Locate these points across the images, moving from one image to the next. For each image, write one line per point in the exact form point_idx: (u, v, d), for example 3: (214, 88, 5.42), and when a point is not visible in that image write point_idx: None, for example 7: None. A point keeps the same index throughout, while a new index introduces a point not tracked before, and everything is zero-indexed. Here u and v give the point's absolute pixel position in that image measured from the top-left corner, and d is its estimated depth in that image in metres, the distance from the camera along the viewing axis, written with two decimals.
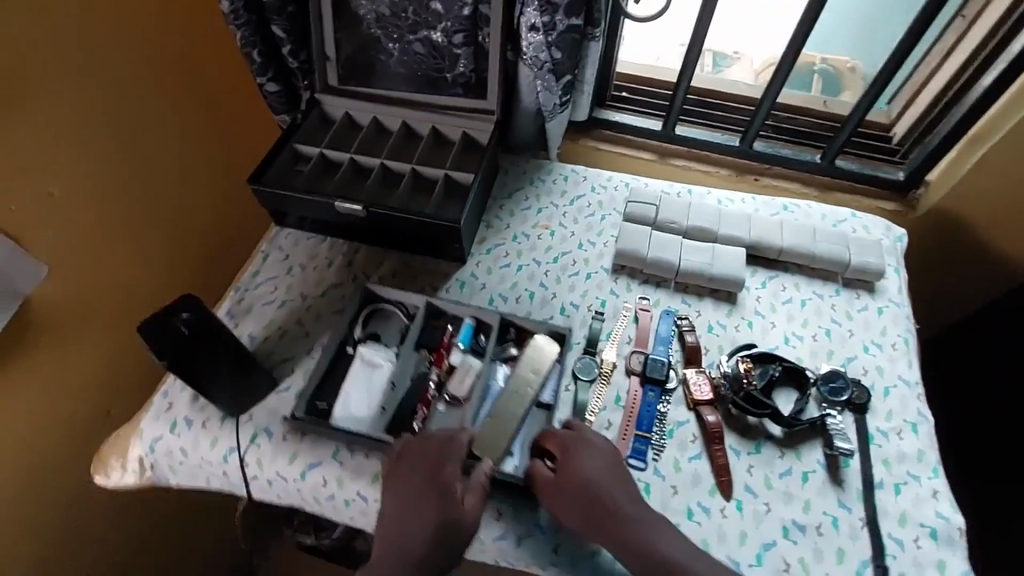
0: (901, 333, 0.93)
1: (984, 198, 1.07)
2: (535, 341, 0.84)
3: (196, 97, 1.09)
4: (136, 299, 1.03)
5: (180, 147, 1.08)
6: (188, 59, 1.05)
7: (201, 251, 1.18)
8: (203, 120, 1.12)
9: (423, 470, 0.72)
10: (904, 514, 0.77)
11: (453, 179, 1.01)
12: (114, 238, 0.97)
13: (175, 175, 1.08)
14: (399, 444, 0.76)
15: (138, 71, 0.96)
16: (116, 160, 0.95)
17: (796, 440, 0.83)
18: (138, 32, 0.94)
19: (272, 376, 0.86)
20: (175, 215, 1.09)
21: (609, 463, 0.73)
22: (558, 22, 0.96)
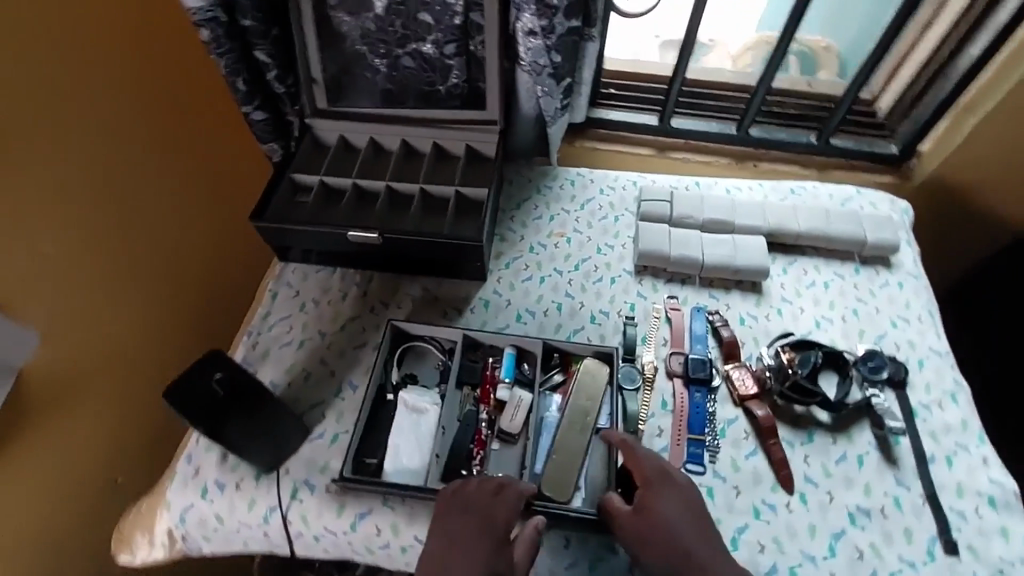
0: (924, 304, 0.95)
1: (977, 165, 1.10)
2: (586, 365, 0.86)
3: (185, 125, 1.00)
4: (135, 353, 0.94)
5: (172, 182, 0.98)
6: (172, 84, 0.95)
7: (205, 291, 1.09)
8: (195, 150, 1.02)
9: (477, 515, 0.70)
10: (960, 484, 0.78)
11: (464, 196, 0.98)
12: (105, 297, 0.88)
13: (168, 213, 0.98)
14: (455, 490, 0.73)
15: (119, 107, 0.86)
16: (101, 205, 0.86)
17: (845, 423, 0.83)
18: (118, 59, 0.85)
19: (304, 424, 0.82)
20: (172, 256, 1.00)
21: (689, 503, 0.72)
22: (558, 25, 0.93)
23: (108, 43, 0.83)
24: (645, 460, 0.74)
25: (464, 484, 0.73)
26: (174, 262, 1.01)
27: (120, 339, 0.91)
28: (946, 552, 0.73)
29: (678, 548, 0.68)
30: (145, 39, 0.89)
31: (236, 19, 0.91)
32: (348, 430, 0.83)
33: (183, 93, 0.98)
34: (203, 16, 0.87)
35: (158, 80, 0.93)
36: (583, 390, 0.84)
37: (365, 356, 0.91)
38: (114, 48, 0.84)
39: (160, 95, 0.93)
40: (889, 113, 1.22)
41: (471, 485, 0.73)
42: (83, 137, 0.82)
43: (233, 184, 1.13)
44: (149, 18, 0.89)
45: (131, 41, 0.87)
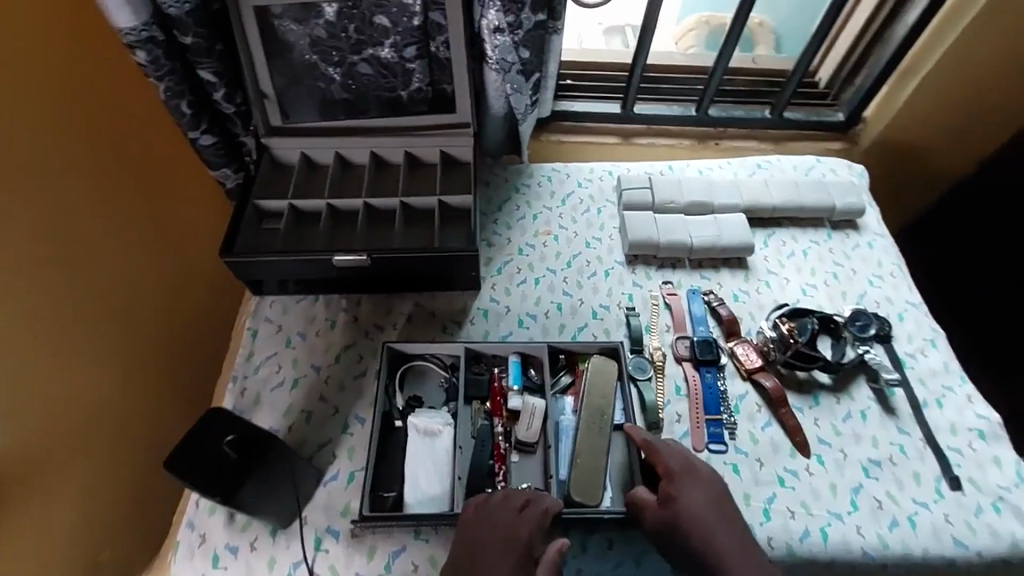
0: (893, 260, 1.02)
1: (916, 124, 1.19)
2: (593, 361, 0.83)
3: (127, 156, 0.89)
4: (95, 418, 0.84)
5: (118, 221, 0.88)
6: (109, 111, 0.85)
7: (169, 339, 0.99)
8: (140, 183, 0.92)
9: (500, 531, 0.66)
10: (953, 424, 0.84)
11: (447, 204, 0.94)
12: (56, 359, 0.78)
13: (118, 257, 0.88)
14: (479, 510, 0.68)
15: (45, 143, 0.75)
16: (39, 257, 0.75)
17: (844, 382, 0.88)
18: (37, 88, 0.73)
19: (315, 467, 0.76)
20: (127, 304, 0.90)
21: (713, 493, 0.70)
22: (524, 20, 0.91)
23: (32, 70, 0.72)
24: (667, 454, 0.73)
25: (487, 498, 0.69)
26: (130, 310, 0.90)
27: (76, 404, 0.81)
28: (952, 488, 0.78)
29: (705, 540, 0.66)
30: (74, 61, 0.78)
31: (175, 36, 0.82)
32: (362, 466, 0.78)
33: (122, 119, 0.88)
34: (138, 36, 0.78)
35: (93, 108, 0.82)
36: (594, 386, 0.81)
37: (368, 385, 0.85)
38: (40, 74, 0.73)
39: (96, 123, 0.83)
40: (830, 82, 1.30)
41: (495, 498, 0.69)
42: (15, 184, 0.71)
43: (183, 214, 1.02)
44: (77, 37, 0.78)
45: (59, 64, 0.76)
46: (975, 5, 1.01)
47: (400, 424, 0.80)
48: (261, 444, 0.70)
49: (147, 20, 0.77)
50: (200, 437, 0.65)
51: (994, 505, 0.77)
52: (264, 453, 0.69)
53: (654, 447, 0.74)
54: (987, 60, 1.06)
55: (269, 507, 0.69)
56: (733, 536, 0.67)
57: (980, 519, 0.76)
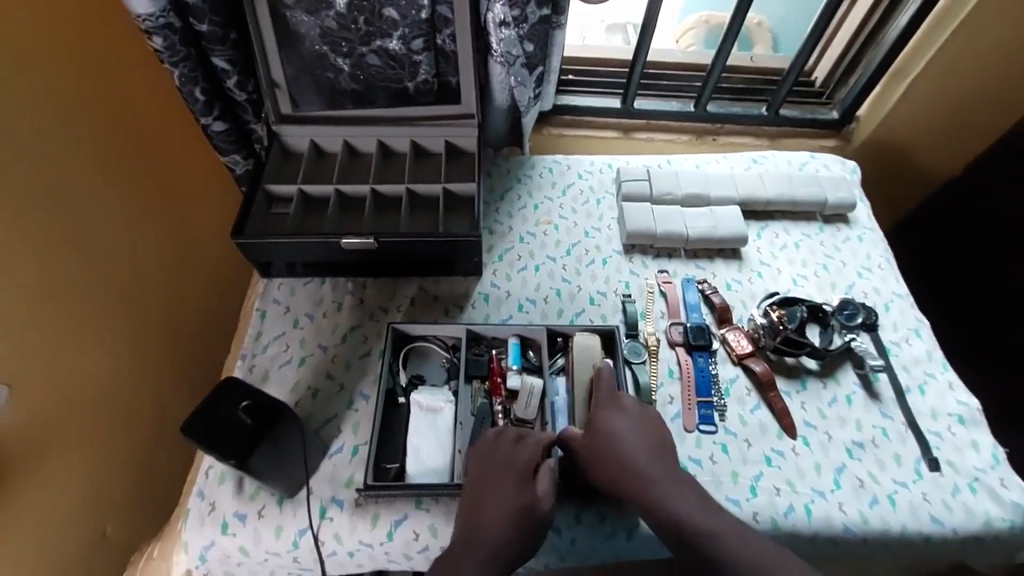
0: (882, 253, 1.05)
1: (908, 123, 1.23)
2: (579, 340, 0.84)
3: (133, 140, 0.91)
4: (101, 395, 0.86)
5: (122, 203, 0.90)
6: (118, 94, 0.87)
7: (172, 323, 1.01)
8: (144, 166, 0.94)
9: (494, 468, 0.70)
10: (934, 409, 0.87)
11: (451, 192, 0.97)
12: (70, 334, 0.81)
13: (123, 238, 0.90)
14: (486, 445, 0.72)
15: (62, 122, 0.78)
16: (54, 234, 0.78)
17: (831, 368, 0.91)
18: (54, 69, 0.76)
19: (321, 440, 0.79)
20: (131, 285, 0.92)
21: (647, 428, 0.75)
22: (530, 15, 0.94)
23: (49, 54, 0.75)
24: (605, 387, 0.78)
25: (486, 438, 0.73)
26: (135, 291, 0.92)
27: (83, 378, 0.83)
28: (931, 469, 0.82)
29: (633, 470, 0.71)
30: (87, 45, 0.81)
31: (191, 23, 0.85)
32: (366, 441, 0.80)
33: (131, 101, 0.90)
34: (155, 22, 0.81)
35: (103, 93, 0.84)
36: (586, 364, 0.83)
37: (373, 365, 0.88)
38: (55, 59, 0.76)
39: (105, 107, 0.85)
40: (826, 81, 1.34)
41: (488, 439, 0.73)
42: (31, 164, 0.74)
43: (186, 196, 1.04)
44: (89, 22, 0.81)
45: (71, 47, 0.78)
46: (963, 10, 1.04)
47: (403, 401, 0.83)
48: (273, 412, 0.72)
49: (164, 7, 0.80)
50: (215, 405, 0.68)
51: (970, 485, 0.80)
52: (274, 422, 0.71)
53: (597, 376, 0.79)
54: (977, 61, 1.09)
55: (276, 477, 0.72)
56: (698, 493, 0.70)
57: (956, 498, 0.79)
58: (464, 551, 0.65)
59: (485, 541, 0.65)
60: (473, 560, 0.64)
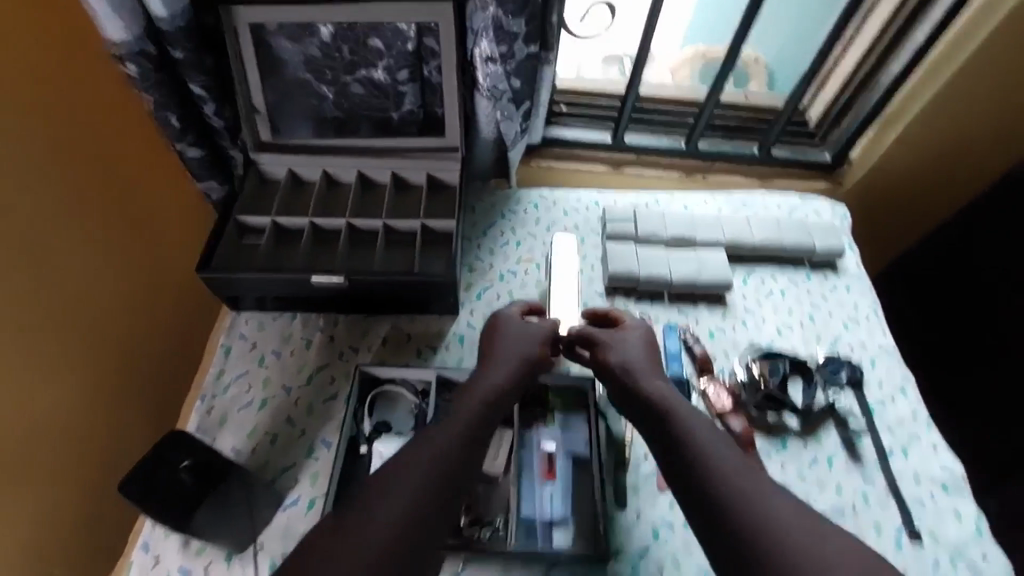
0: (870, 304, 1.03)
1: (902, 168, 1.21)
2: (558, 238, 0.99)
3: (99, 172, 0.87)
4: (51, 434, 0.82)
5: (84, 237, 0.86)
6: (85, 124, 0.84)
7: (132, 357, 0.96)
8: (112, 197, 0.90)
9: (515, 329, 0.78)
10: (917, 473, 0.85)
11: (430, 228, 0.95)
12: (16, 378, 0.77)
13: (82, 273, 0.86)
14: (506, 318, 0.80)
15: (19, 159, 0.75)
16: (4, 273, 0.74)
17: (813, 426, 0.88)
18: (12, 104, 0.73)
19: (274, 491, 0.75)
20: (89, 320, 0.88)
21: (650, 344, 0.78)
22: (516, 51, 0.92)
23: (11, 86, 0.73)
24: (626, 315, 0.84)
25: (510, 318, 0.80)
26: (93, 327, 0.88)
27: (31, 422, 0.79)
28: (912, 540, 0.79)
29: (636, 368, 0.73)
30: (55, 79, 0.78)
31: (168, 51, 0.83)
32: (324, 493, 0.77)
33: (101, 130, 0.87)
34: (129, 50, 0.79)
35: (68, 126, 0.81)
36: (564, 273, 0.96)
37: (337, 409, 0.84)
38: (14, 92, 0.73)
39: (71, 141, 0.82)
40: (820, 122, 1.32)
41: (505, 319, 0.79)
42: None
43: (159, 225, 1.00)
44: (54, 52, 0.78)
45: (36, 82, 0.76)
46: (956, 60, 1.04)
47: (364, 451, 0.80)
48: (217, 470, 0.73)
49: (139, 35, 0.78)
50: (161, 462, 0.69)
51: (952, 559, 0.77)
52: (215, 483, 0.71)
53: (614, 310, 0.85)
54: (966, 112, 1.09)
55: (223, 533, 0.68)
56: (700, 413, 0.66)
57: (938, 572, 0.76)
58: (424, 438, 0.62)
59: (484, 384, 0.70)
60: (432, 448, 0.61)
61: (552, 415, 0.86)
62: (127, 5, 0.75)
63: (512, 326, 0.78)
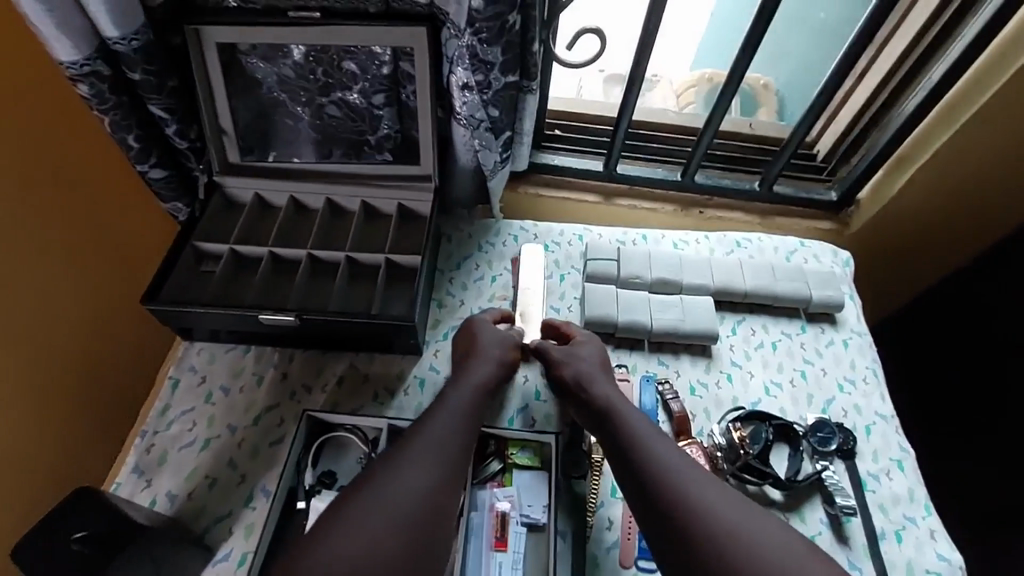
0: (869, 363, 0.95)
1: (913, 213, 1.12)
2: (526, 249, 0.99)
3: (36, 198, 0.87)
4: None
5: (14, 263, 0.86)
6: (43, 148, 0.87)
7: (66, 380, 0.96)
8: (51, 220, 0.90)
9: (491, 338, 0.82)
10: (910, 562, 0.77)
11: (395, 263, 0.90)
12: None
13: (10, 297, 0.86)
14: (474, 326, 0.84)
15: None
16: None
17: (798, 500, 0.81)
18: None
19: (203, 547, 0.70)
20: (17, 345, 0.87)
21: (604, 359, 0.82)
22: (493, 80, 0.87)
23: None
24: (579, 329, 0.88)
25: (478, 327, 0.84)
26: (21, 351, 0.88)
27: None
28: None
29: (591, 378, 0.78)
30: (12, 104, 0.81)
31: (123, 72, 0.80)
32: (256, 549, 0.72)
33: (61, 155, 0.90)
34: (79, 70, 0.76)
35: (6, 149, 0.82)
36: (530, 285, 0.95)
37: (282, 454, 0.79)
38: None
39: (25, 162, 0.85)
40: (828, 157, 1.24)
41: (475, 329, 0.83)
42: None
43: (120, 248, 1.02)
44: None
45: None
46: (979, 99, 0.96)
47: (302, 506, 0.74)
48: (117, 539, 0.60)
49: (89, 55, 0.75)
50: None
51: None
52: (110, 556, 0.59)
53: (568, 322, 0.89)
54: (985, 157, 1.01)
55: None
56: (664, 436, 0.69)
57: None
58: (404, 444, 0.67)
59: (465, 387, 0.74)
60: (414, 450, 0.66)
61: (510, 471, 0.80)
62: (76, 24, 0.72)
63: (481, 338, 0.82)
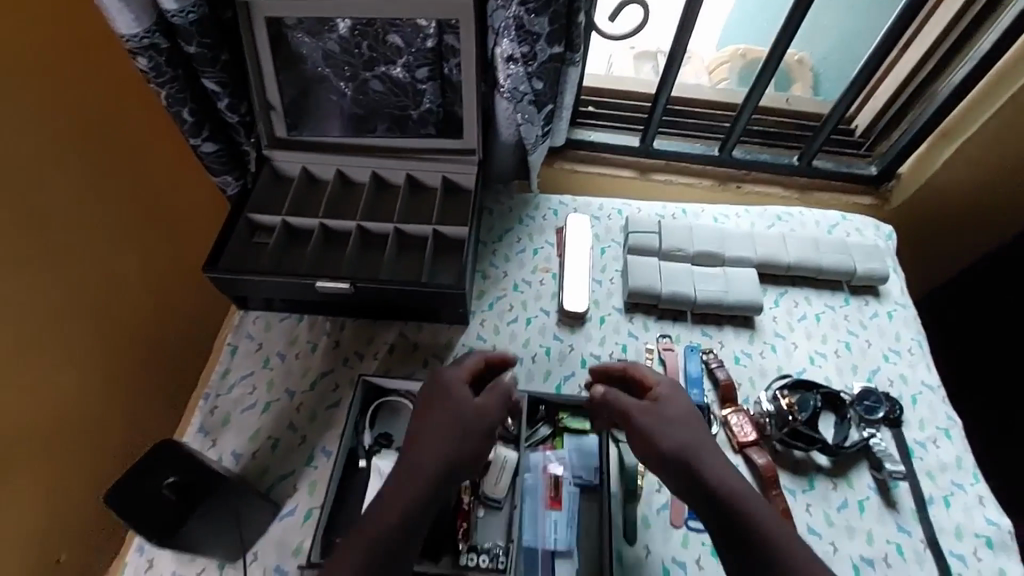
0: (913, 335, 0.94)
1: (958, 187, 1.11)
2: (572, 218, 1.02)
3: (96, 175, 0.89)
4: (67, 411, 0.88)
5: (83, 240, 0.88)
6: (106, 118, 0.89)
7: (137, 349, 0.99)
8: (115, 192, 0.93)
9: (457, 399, 0.68)
10: (959, 527, 0.78)
11: (442, 235, 0.91)
12: (38, 350, 0.83)
13: (85, 265, 0.89)
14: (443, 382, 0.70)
15: (44, 143, 0.80)
16: (31, 254, 0.80)
17: (844, 466, 0.82)
18: (39, 94, 0.78)
19: (272, 501, 0.74)
20: (94, 312, 0.91)
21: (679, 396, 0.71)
22: (539, 52, 0.87)
23: (10, 99, 0.75)
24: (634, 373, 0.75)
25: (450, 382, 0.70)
26: (96, 319, 0.91)
27: (54, 395, 0.85)
28: None
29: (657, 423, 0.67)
30: (81, 75, 0.84)
31: (179, 44, 0.81)
32: (321, 504, 0.75)
33: (121, 124, 0.92)
34: (139, 43, 0.77)
35: (77, 116, 0.84)
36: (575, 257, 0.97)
37: (339, 418, 0.82)
38: (13, 101, 0.75)
39: (91, 131, 0.87)
40: (867, 131, 1.22)
41: (445, 383, 0.70)
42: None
43: (173, 216, 1.04)
44: (48, 60, 0.78)
45: (70, 78, 0.82)
46: None
47: (363, 464, 0.77)
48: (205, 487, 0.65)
49: (150, 28, 0.77)
50: None
51: None
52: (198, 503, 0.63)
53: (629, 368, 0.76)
54: None
55: (216, 544, 0.67)
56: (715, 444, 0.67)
57: None
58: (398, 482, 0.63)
59: (415, 473, 0.63)
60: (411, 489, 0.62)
61: (560, 436, 0.81)
62: None
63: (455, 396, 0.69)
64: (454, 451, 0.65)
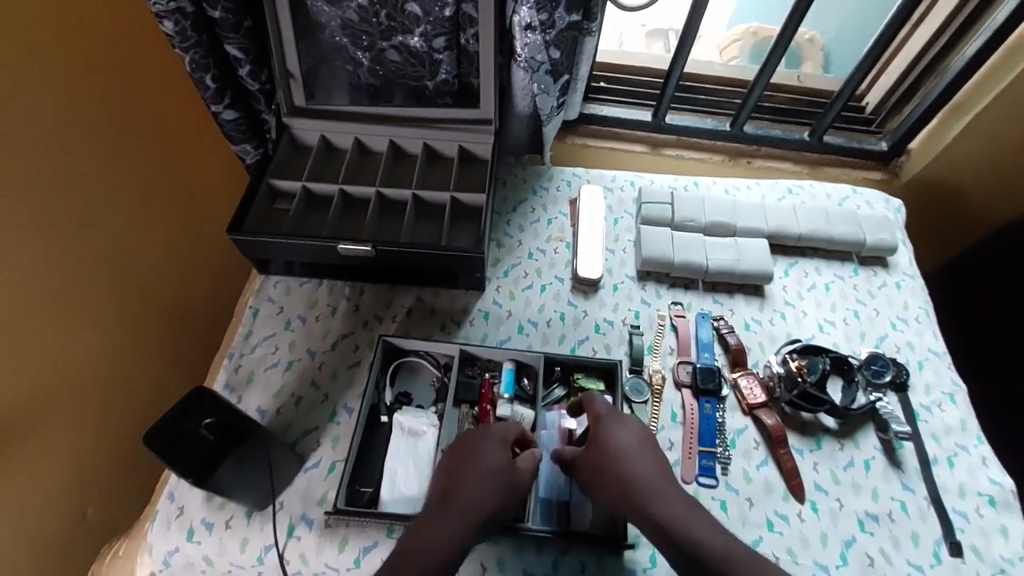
0: (920, 304, 0.96)
1: (967, 162, 1.12)
2: (585, 190, 1.03)
3: (132, 142, 0.91)
4: (105, 371, 0.90)
5: (119, 205, 0.90)
6: (141, 86, 0.91)
7: (163, 314, 1.00)
8: (148, 160, 0.94)
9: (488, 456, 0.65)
10: (962, 485, 0.80)
11: (459, 202, 0.93)
12: (77, 310, 0.85)
13: (122, 229, 0.91)
14: (470, 438, 0.67)
15: (83, 107, 0.82)
16: (69, 213, 0.82)
17: (851, 428, 0.84)
18: (78, 60, 0.80)
19: (297, 453, 0.76)
20: (131, 276, 0.93)
21: (638, 445, 0.69)
22: (558, 20, 0.88)
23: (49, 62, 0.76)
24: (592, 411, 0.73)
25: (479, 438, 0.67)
26: (132, 283, 0.94)
27: (91, 356, 0.88)
28: (951, 554, 0.75)
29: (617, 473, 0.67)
30: (118, 42, 0.86)
31: (203, 9, 0.82)
32: (344, 458, 0.78)
33: (154, 92, 0.93)
34: (165, 7, 0.79)
35: (115, 83, 0.86)
36: (589, 226, 0.99)
37: (361, 377, 0.85)
38: (51, 62, 0.76)
39: (127, 98, 0.89)
40: (876, 108, 1.24)
41: (475, 438, 0.67)
42: (17, 162, 0.74)
43: (200, 186, 1.06)
44: (87, 24, 0.80)
45: (106, 45, 0.84)
46: None
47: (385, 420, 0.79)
48: (239, 432, 0.69)
49: None
50: None
51: None
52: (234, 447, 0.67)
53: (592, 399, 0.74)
54: None
55: (247, 489, 0.70)
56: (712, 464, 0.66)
57: None
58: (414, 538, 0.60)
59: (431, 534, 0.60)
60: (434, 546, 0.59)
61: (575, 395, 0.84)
62: None
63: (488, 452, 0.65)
64: (476, 502, 0.62)
